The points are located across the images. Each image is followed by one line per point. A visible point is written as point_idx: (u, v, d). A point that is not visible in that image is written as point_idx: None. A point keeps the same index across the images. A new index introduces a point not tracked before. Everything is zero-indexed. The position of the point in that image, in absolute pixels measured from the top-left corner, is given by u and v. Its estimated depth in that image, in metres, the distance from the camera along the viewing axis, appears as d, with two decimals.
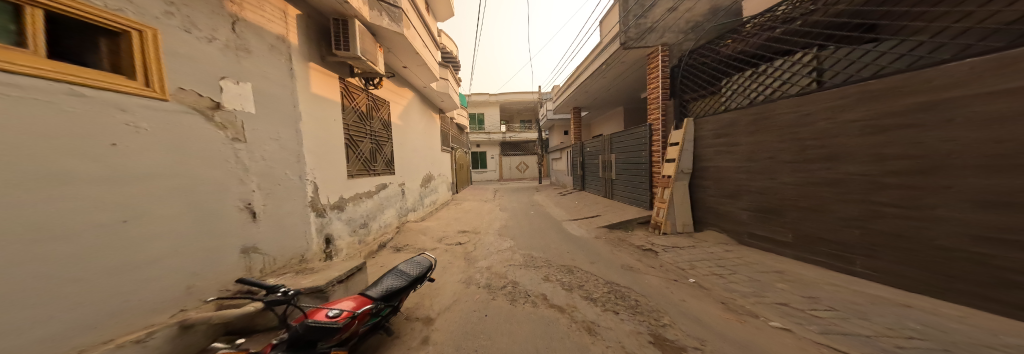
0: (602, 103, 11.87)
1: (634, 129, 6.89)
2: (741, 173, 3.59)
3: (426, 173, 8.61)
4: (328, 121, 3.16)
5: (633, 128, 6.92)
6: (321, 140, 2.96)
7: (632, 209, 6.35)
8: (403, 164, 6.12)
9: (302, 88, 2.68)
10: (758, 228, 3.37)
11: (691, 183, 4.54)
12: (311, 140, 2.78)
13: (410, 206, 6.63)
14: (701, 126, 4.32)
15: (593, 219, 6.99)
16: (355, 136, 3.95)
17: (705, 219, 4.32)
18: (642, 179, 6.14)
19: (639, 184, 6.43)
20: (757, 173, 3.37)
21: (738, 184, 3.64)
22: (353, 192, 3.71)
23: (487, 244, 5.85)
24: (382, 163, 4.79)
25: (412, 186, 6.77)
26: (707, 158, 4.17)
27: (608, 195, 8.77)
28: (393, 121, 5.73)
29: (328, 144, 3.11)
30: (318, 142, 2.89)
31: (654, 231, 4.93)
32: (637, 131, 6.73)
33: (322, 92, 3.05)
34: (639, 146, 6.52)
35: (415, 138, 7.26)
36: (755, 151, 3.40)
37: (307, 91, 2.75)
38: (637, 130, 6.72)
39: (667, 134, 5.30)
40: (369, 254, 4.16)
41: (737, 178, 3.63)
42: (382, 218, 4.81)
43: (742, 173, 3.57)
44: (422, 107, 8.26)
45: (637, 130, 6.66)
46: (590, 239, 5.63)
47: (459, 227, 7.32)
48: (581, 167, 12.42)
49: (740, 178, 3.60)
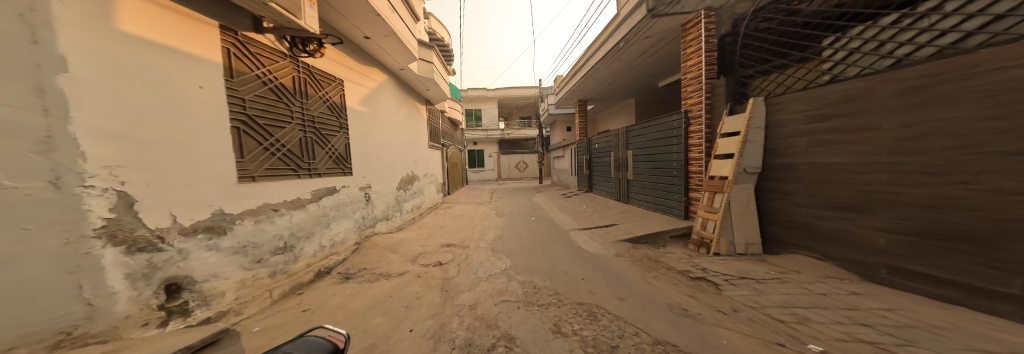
0: (611, 93, 10.59)
1: (656, 120, 5.59)
2: (882, 175, 2.29)
3: (406, 173, 7.30)
4: (187, 88, 1.95)
5: (655, 118, 5.63)
6: (157, 118, 1.76)
7: (658, 218, 5.06)
8: (369, 162, 4.84)
9: (77, 22, 1.44)
10: (920, 260, 2.09)
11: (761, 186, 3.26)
12: (120, 121, 1.58)
13: (380, 212, 5.37)
14: (781, 107, 3.02)
15: (607, 229, 5.70)
16: (268, 119, 2.67)
17: (784, 238, 3.01)
18: (671, 181, 4.87)
19: (664, 188, 5.15)
20: (918, 172, 2.10)
21: (867, 188, 2.37)
22: (259, 202, 2.45)
23: (476, 266, 4.55)
24: (326, 158, 3.52)
25: (383, 189, 5.51)
26: (795, 151, 2.88)
27: (622, 199, 7.49)
28: (352, 106, 4.40)
29: (184, 125, 1.91)
30: (146, 123, 1.70)
31: (698, 251, 3.62)
32: (660, 121, 5.44)
33: (161, 41, 1.83)
34: (664, 140, 5.22)
35: (387, 132, 5.97)
36: (918, 139, 2.11)
37: (102, 33, 1.53)
38: (660, 119, 5.42)
39: (711, 123, 4.01)
40: (295, 289, 2.89)
41: (873, 182, 2.33)
42: (329, 234, 3.56)
43: (885, 174, 2.27)
44: (399, 95, 6.93)
45: (661, 119, 5.36)
46: (609, 258, 4.32)
47: (443, 242, 6.01)
48: (587, 166, 11.15)
49: (873, 179, 2.33)
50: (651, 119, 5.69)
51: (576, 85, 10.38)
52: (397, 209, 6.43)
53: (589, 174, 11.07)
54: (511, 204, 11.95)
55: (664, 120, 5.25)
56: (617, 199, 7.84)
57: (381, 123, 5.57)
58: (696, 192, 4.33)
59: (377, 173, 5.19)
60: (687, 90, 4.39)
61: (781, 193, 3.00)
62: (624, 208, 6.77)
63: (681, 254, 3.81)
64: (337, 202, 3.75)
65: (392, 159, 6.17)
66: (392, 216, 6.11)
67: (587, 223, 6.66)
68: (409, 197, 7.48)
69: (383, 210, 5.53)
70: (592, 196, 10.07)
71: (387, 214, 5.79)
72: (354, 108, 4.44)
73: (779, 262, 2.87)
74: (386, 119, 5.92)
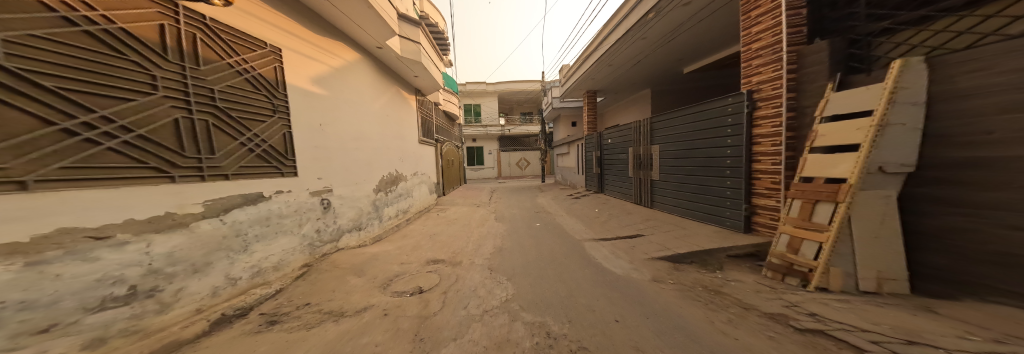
0: (625, 82, 9.50)
1: (692, 107, 4.46)
2: None
3: (388, 173, 6.17)
4: None
5: (690, 105, 4.49)
6: None
7: (707, 230, 3.90)
8: (326, 159, 3.71)
9: None
10: None
11: (913, 192, 2.14)
12: None
13: (346, 221, 4.24)
14: (974, 68, 1.91)
15: (633, 242, 4.57)
16: (86, 83, 1.59)
17: (980, 282, 1.88)
18: (723, 183, 3.74)
19: (710, 192, 4.01)
20: None
21: None
22: (38, 228, 1.38)
23: (468, 294, 3.43)
24: (240, 152, 2.46)
25: (352, 193, 4.39)
26: (1010, 136, 1.77)
27: (644, 204, 6.34)
28: (298, 84, 3.28)
29: None
30: None
31: (779, 281, 2.47)
32: (698, 108, 4.31)
33: None
34: (707, 131, 4.08)
35: (359, 122, 4.83)
36: None
37: None
38: (698, 106, 4.30)
39: (794, 104, 2.86)
40: (174, 347, 1.75)
41: None
42: (248, 260, 2.47)
43: None
44: (377, 81, 5.81)
45: (701, 106, 4.22)
46: (649, 286, 3.16)
47: (429, 258, 4.87)
48: (598, 164, 10.01)
49: None
50: (685, 107, 4.56)
51: (585, 71, 9.26)
52: (374, 216, 5.29)
53: (599, 172, 9.93)
54: (512, 206, 10.80)
55: (705, 107, 4.13)
56: (638, 203, 6.70)
57: (348, 111, 4.45)
58: (767, 199, 3.17)
59: (341, 174, 4.06)
60: (750, 65, 3.28)
61: (976, 205, 1.90)
62: (650, 214, 5.61)
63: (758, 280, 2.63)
64: (266, 214, 2.65)
65: (366, 156, 5.05)
66: (366, 225, 4.98)
67: (605, 233, 5.52)
68: (392, 200, 6.35)
69: (351, 219, 4.40)
70: (603, 198, 8.90)
71: (359, 223, 4.66)
72: (301, 87, 3.31)
73: (975, 316, 1.72)
74: (357, 107, 4.81)
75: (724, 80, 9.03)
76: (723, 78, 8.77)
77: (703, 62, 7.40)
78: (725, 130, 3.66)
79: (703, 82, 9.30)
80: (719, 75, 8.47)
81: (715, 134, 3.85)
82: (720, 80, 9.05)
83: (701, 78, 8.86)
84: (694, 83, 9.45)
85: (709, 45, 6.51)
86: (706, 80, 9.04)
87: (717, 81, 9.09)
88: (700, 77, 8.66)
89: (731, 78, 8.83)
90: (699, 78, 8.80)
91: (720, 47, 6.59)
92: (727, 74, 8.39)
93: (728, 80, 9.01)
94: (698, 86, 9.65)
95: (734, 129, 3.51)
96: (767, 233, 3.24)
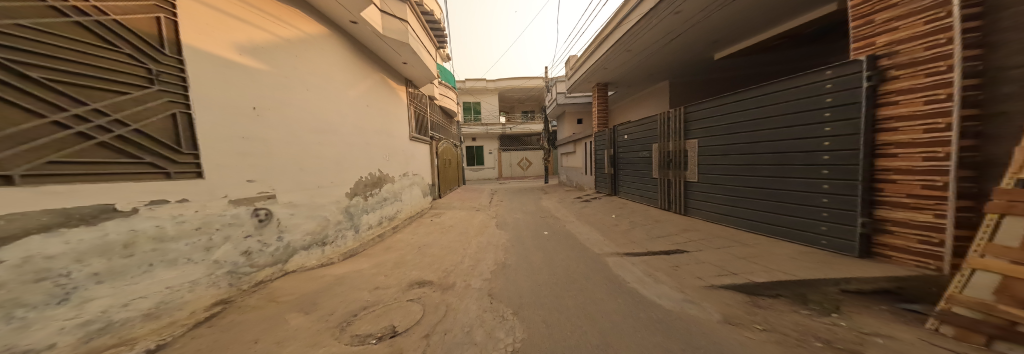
0: (641, 71, 8.62)
1: (758, 88, 3.58)
2: None
3: (370, 173, 5.17)
4: None
5: (756, 86, 3.60)
6: None
7: (796, 251, 2.94)
8: (269, 158, 2.72)
9: None
10: None
11: None
12: None
13: (300, 236, 3.17)
14: None
15: (676, 260, 3.56)
16: None
17: None
18: (822, 187, 2.94)
19: (804, 199, 3.11)
20: None
21: None
22: None
23: (461, 338, 2.43)
24: (48, 136, 1.52)
25: (310, 201, 3.35)
26: None
27: (677, 211, 5.38)
28: (213, 51, 2.30)
29: None
30: None
31: (979, 347, 1.48)
32: (770, 88, 3.41)
33: None
34: (791, 117, 3.20)
35: (327, 112, 3.85)
36: None
37: None
38: (770, 86, 3.42)
39: (981, 67, 2.03)
40: None
41: None
42: (73, 315, 1.53)
43: None
44: (354, 64, 4.84)
45: (775, 86, 3.34)
46: (725, 332, 2.09)
47: (414, 279, 3.86)
48: (610, 164, 9.06)
49: None
50: (748, 88, 3.67)
51: (598, 60, 8.36)
52: (346, 226, 4.26)
53: (613, 173, 8.97)
54: (513, 210, 9.78)
55: (784, 86, 3.25)
56: (666, 209, 5.74)
57: (309, 96, 3.47)
58: (914, 211, 2.27)
59: (294, 177, 3.07)
60: (872, 21, 2.51)
61: None
62: (688, 226, 4.60)
63: (931, 338, 1.61)
64: (123, 240, 1.73)
65: (338, 153, 4.05)
66: (332, 241, 3.94)
67: (633, 248, 4.49)
68: (374, 206, 5.34)
69: (310, 232, 3.35)
70: (619, 202, 7.92)
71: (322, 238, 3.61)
72: (220, 56, 2.33)
73: None
74: (325, 93, 3.83)
75: (752, 70, 8.24)
76: (751, 67, 7.98)
77: (739, 45, 6.56)
78: (830, 113, 2.81)
79: (728, 72, 8.48)
80: (749, 64, 7.67)
81: (812, 119, 2.99)
82: (747, 70, 8.24)
83: (728, 68, 8.02)
84: (717, 74, 8.62)
85: (753, 23, 5.66)
86: (732, 70, 8.23)
87: (744, 71, 8.28)
88: (728, 66, 7.85)
89: (760, 68, 8.04)
90: (726, 67, 7.97)
91: (764, 26, 5.74)
92: (758, 63, 7.59)
93: (756, 70, 8.22)
94: (721, 77, 8.86)
95: (848, 110, 2.67)
96: (910, 264, 2.30)
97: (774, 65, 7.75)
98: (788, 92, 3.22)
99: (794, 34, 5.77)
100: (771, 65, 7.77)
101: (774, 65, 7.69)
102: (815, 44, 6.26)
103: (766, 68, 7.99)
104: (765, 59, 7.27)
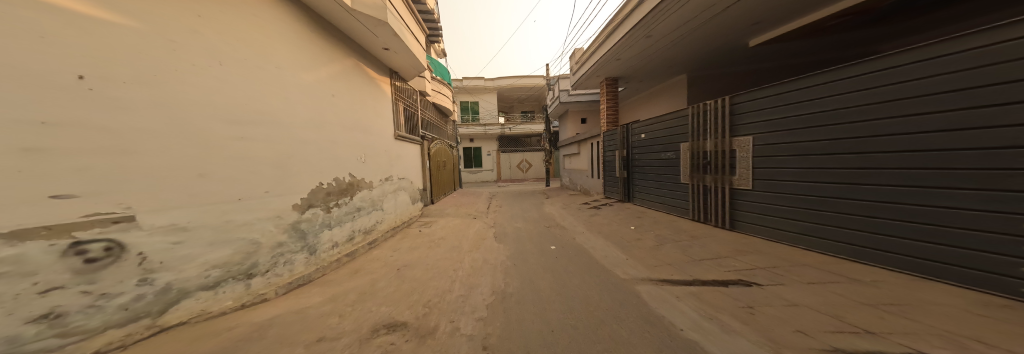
0: (659, 62, 7.64)
1: (889, 59, 2.64)
2: None
3: (337, 179, 4.10)
4: None
5: (863, 60, 2.81)
6: None
7: (960, 303, 1.95)
8: (121, 160, 1.73)
9: None
10: None
11: None
12: None
13: (204, 272, 2.14)
14: None
15: (747, 298, 2.55)
16: None
17: None
18: (1012, 199, 2.03)
19: (971, 220, 2.22)
20: None
21: None
22: None
23: None
24: None
25: (230, 219, 2.33)
26: None
27: (720, 225, 4.45)
28: None
29: None
30: None
31: None
32: (900, 60, 2.57)
33: None
34: (934, 98, 2.39)
35: (273, 98, 2.90)
36: None
37: None
38: (898, 56, 2.58)
39: None
40: None
41: None
42: None
43: None
44: (315, 44, 3.84)
45: (915, 55, 2.48)
46: None
47: (382, 320, 2.78)
48: (623, 167, 8.05)
49: None
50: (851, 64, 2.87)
51: (611, 49, 7.37)
52: (299, 248, 3.20)
53: (626, 177, 7.96)
54: (513, 217, 8.78)
55: (929, 55, 2.41)
56: (705, 222, 4.76)
57: (236, 72, 2.49)
58: None
59: (195, 187, 2.08)
60: None
61: None
62: (747, 248, 3.55)
63: None
64: None
65: (289, 154, 3.06)
66: (278, 271, 2.87)
67: (675, 275, 3.43)
68: (345, 219, 4.28)
69: (227, 262, 2.29)
70: (635, 210, 6.92)
71: (254, 270, 2.55)
72: None
73: None
74: (268, 72, 2.87)
75: (786, 62, 7.32)
76: (783, 58, 7.11)
77: (782, 29, 5.60)
78: None
79: (756, 65, 7.60)
80: (783, 54, 6.79)
81: (995, 100, 2.09)
82: (778, 61, 7.38)
83: (758, 58, 7.12)
84: (744, 67, 7.72)
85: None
86: (761, 62, 7.36)
87: (776, 63, 7.38)
88: (761, 56, 6.92)
89: (793, 59, 7.18)
90: (756, 58, 7.08)
91: (820, 3, 4.79)
92: (793, 53, 6.72)
93: (787, 61, 7.36)
94: (748, 70, 7.94)
95: None
96: None
97: (811, 56, 6.88)
98: (951, 62, 2.29)
99: (856, 13, 4.83)
100: (809, 55, 6.87)
101: (810, 56, 6.84)
102: (871, 28, 5.37)
103: (800, 59, 7.13)
104: (807, 47, 6.36)
